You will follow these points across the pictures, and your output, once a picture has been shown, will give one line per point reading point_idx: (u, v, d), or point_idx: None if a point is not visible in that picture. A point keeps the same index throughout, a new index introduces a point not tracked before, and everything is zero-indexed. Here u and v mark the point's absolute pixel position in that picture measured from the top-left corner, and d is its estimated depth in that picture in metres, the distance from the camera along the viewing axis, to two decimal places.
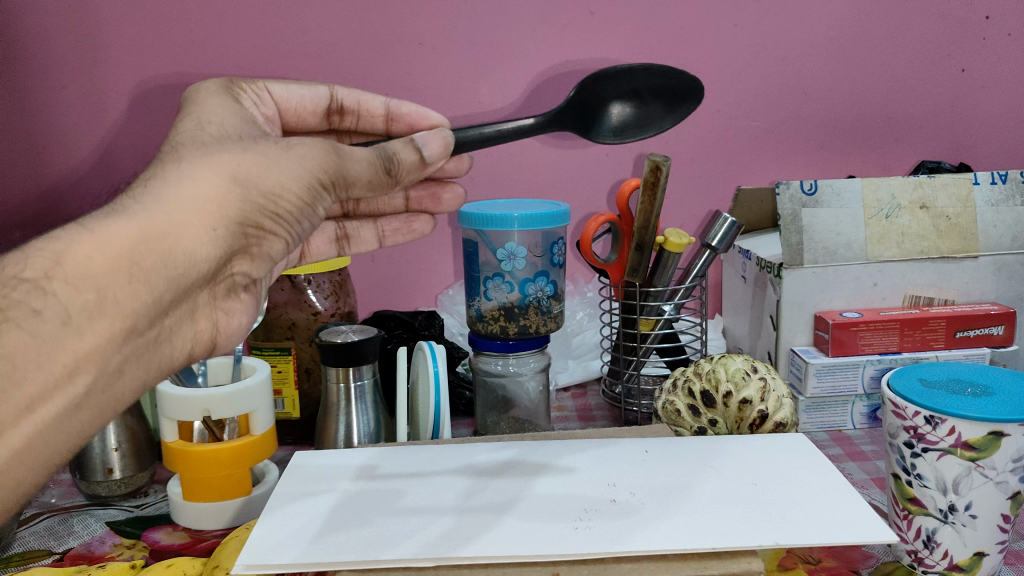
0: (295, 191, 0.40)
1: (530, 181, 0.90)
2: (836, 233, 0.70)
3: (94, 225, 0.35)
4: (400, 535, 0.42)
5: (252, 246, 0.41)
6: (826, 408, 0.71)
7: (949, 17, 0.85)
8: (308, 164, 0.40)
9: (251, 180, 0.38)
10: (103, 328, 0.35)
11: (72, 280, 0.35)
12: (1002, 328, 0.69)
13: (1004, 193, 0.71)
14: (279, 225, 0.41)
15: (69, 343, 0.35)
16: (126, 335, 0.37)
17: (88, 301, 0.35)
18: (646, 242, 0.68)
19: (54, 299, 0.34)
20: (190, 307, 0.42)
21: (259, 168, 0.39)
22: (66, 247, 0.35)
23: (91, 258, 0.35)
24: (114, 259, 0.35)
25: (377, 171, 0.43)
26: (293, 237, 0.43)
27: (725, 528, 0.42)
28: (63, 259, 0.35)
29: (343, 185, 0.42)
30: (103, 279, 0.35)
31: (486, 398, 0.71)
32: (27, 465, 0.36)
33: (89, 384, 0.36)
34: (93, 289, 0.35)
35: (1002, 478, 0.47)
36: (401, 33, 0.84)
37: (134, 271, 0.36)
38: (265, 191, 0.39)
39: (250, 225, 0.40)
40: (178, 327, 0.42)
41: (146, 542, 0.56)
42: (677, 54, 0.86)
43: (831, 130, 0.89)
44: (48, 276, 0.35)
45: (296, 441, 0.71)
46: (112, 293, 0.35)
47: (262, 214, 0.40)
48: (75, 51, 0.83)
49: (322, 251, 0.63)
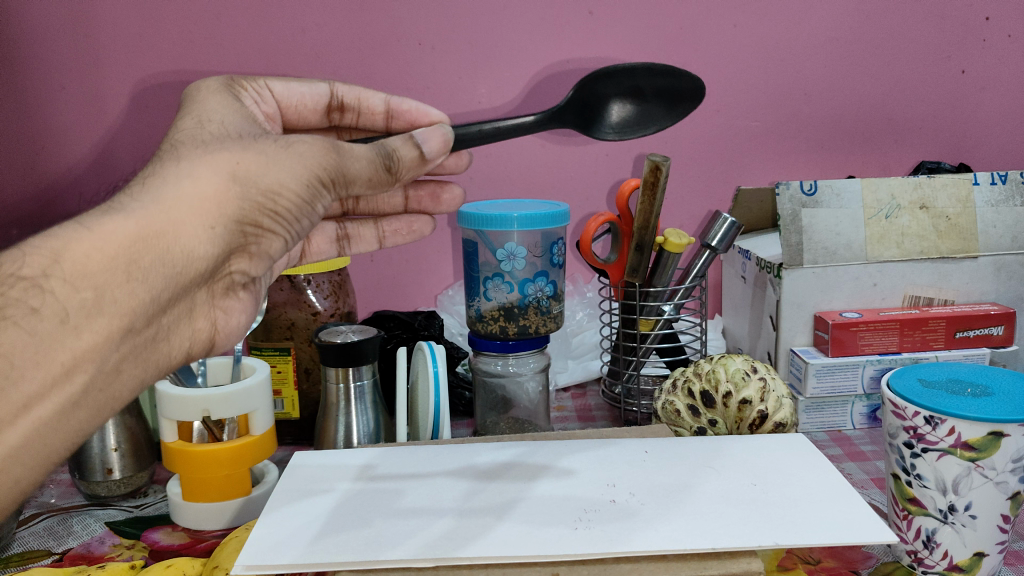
0: (294, 190, 0.40)
1: (530, 181, 0.90)
2: (836, 233, 0.70)
3: (92, 224, 0.36)
4: (400, 535, 0.42)
5: (251, 244, 0.41)
6: (826, 408, 0.71)
7: (949, 17, 0.85)
8: (307, 162, 0.40)
9: (250, 178, 0.38)
10: (101, 326, 0.35)
11: (71, 279, 0.35)
12: (1002, 328, 0.69)
13: (1004, 194, 0.71)
14: (278, 224, 0.41)
15: (67, 342, 0.35)
16: (124, 334, 0.37)
17: (86, 299, 0.35)
18: (646, 242, 0.68)
19: (52, 297, 0.34)
20: (189, 305, 0.42)
21: (258, 166, 0.39)
22: (64, 245, 0.35)
23: (89, 256, 0.35)
24: (112, 257, 0.35)
25: (377, 168, 0.43)
26: (293, 236, 0.43)
27: (725, 529, 0.42)
28: (61, 257, 0.35)
29: (343, 182, 0.42)
30: (101, 278, 0.35)
31: (485, 398, 0.71)
32: (25, 464, 0.36)
33: (86, 383, 0.36)
34: (91, 287, 0.35)
35: (1002, 478, 0.47)
36: (401, 32, 0.84)
37: (132, 270, 0.36)
38: (264, 188, 0.39)
39: (249, 223, 0.39)
40: (177, 326, 0.41)
41: (146, 542, 0.56)
42: (677, 54, 0.86)
43: (831, 130, 0.89)
44: (45, 275, 0.35)
45: (296, 441, 0.71)
46: (110, 291, 0.35)
47: (261, 213, 0.39)
48: (74, 50, 0.83)
49: (322, 250, 0.63)
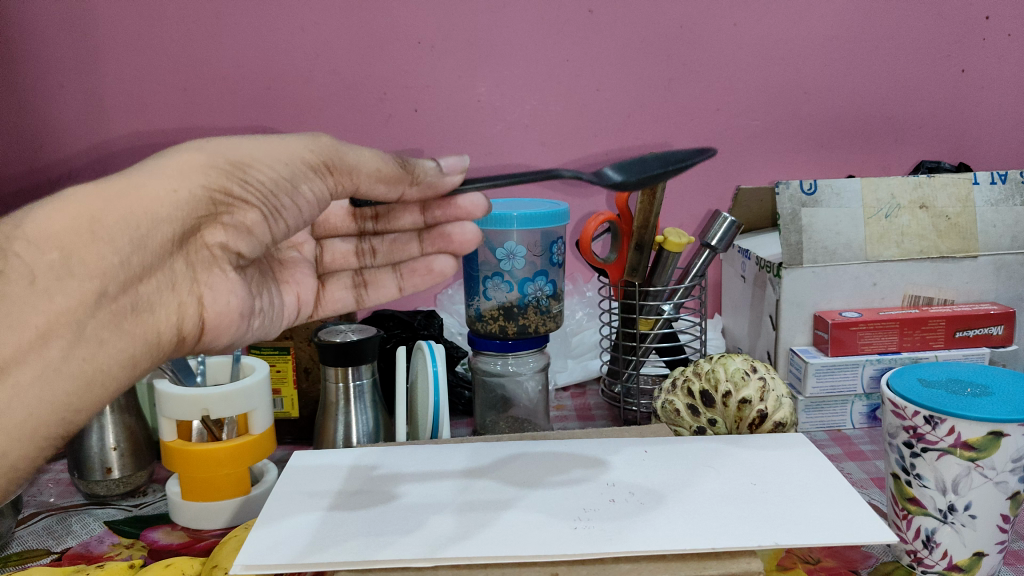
0: (265, 164, 0.42)
1: (530, 180, 0.90)
2: (836, 233, 0.70)
3: (62, 195, 0.38)
4: (399, 534, 0.42)
5: (224, 214, 0.42)
6: (825, 408, 0.71)
7: (949, 17, 0.85)
8: (283, 144, 0.43)
9: (220, 152, 0.41)
10: (72, 289, 0.37)
11: (35, 241, 0.36)
12: (1002, 328, 0.69)
13: (1005, 193, 0.71)
14: (251, 194, 0.42)
15: (38, 303, 0.36)
16: (98, 299, 0.37)
17: (52, 261, 0.36)
18: (646, 242, 0.68)
19: (18, 260, 0.36)
20: (172, 280, 0.42)
21: (229, 143, 0.41)
22: (31, 214, 0.37)
23: (53, 219, 0.37)
24: (76, 216, 0.37)
25: (381, 166, 0.44)
26: (271, 212, 0.44)
27: (724, 528, 0.42)
28: (24, 225, 0.37)
29: (331, 167, 0.44)
30: (65, 238, 0.36)
31: (485, 398, 0.71)
32: (8, 435, 0.36)
33: (64, 349, 0.37)
34: (57, 248, 0.36)
35: (1001, 477, 0.47)
36: (400, 31, 0.84)
37: (95, 229, 0.37)
38: (234, 159, 0.41)
39: (218, 190, 0.41)
40: (161, 299, 0.41)
41: (145, 541, 0.56)
42: (677, 52, 0.85)
43: (831, 129, 0.89)
44: (9, 240, 0.36)
45: (296, 440, 0.71)
46: (76, 253, 0.37)
47: (230, 181, 0.41)
48: (73, 49, 0.83)
49: (336, 300, 0.56)
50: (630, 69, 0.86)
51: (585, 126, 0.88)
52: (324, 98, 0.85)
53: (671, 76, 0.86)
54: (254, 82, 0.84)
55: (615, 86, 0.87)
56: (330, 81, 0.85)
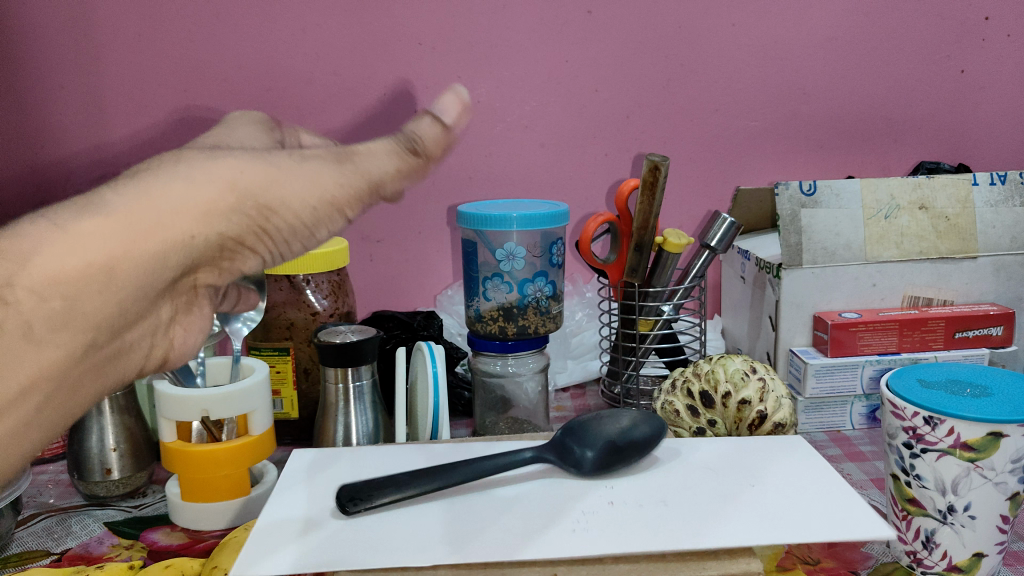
0: (292, 205, 0.37)
1: (530, 181, 0.89)
2: (835, 233, 0.70)
3: (68, 223, 0.33)
4: (399, 538, 0.41)
5: (224, 259, 0.39)
6: (825, 408, 0.71)
7: (948, 18, 0.85)
8: (313, 181, 0.37)
9: (251, 191, 0.36)
10: (65, 340, 0.35)
11: (38, 288, 0.33)
12: (1002, 328, 0.69)
13: (1004, 194, 0.71)
14: (262, 243, 0.38)
15: (29, 356, 0.34)
16: (86, 350, 0.36)
17: (54, 309, 0.34)
18: (645, 242, 0.67)
19: (16, 309, 0.33)
20: (153, 323, 0.40)
21: (262, 178, 0.36)
22: (36, 247, 0.33)
23: (63, 264, 0.33)
24: (90, 262, 0.34)
25: (400, 165, 0.38)
26: (274, 256, 0.40)
27: (722, 529, 0.42)
28: (29, 264, 0.33)
29: (355, 201, 0.38)
30: (72, 287, 0.34)
31: (484, 398, 0.71)
32: None
33: (40, 403, 0.36)
34: (60, 297, 0.34)
35: (1001, 478, 0.47)
36: (400, 33, 0.84)
37: (109, 282, 0.34)
38: (262, 204, 0.36)
39: (233, 237, 0.37)
40: (136, 343, 0.40)
41: (144, 542, 0.56)
42: (677, 53, 0.86)
43: (831, 130, 0.89)
44: (10, 283, 0.33)
45: (295, 440, 0.71)
46: (80, 300, 0.34)
47: (250, 228, 0.37)
48: (71, 50, 0.82)
49: None
50: (630, 70, 0.86)
51: (585, 127, 0.88)
52: (324, 99, 0.85)
53: (671, 77, 0.86)
54: (254, 83, 0.84)
55: (615, 87, 0.87)
56: (330, 82, 0.85)
